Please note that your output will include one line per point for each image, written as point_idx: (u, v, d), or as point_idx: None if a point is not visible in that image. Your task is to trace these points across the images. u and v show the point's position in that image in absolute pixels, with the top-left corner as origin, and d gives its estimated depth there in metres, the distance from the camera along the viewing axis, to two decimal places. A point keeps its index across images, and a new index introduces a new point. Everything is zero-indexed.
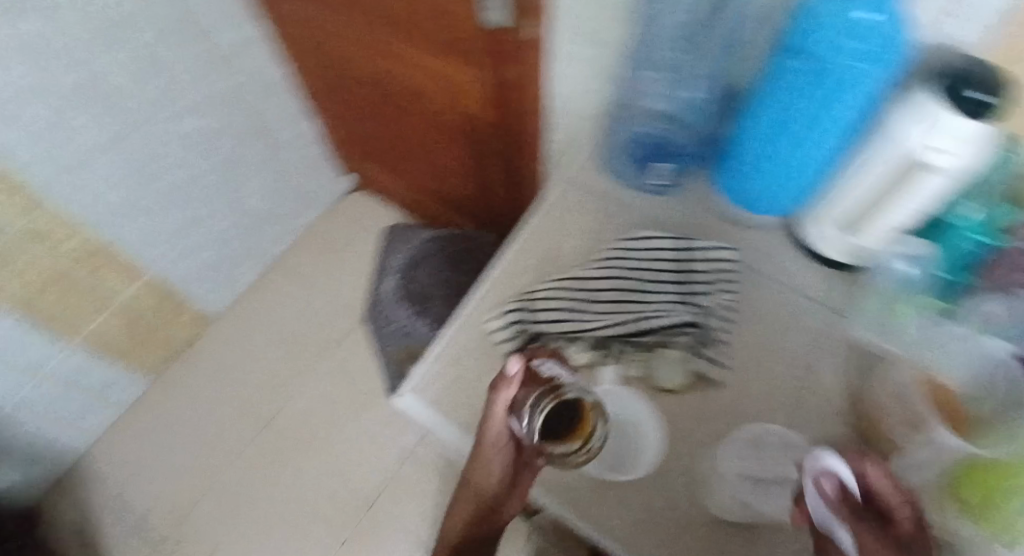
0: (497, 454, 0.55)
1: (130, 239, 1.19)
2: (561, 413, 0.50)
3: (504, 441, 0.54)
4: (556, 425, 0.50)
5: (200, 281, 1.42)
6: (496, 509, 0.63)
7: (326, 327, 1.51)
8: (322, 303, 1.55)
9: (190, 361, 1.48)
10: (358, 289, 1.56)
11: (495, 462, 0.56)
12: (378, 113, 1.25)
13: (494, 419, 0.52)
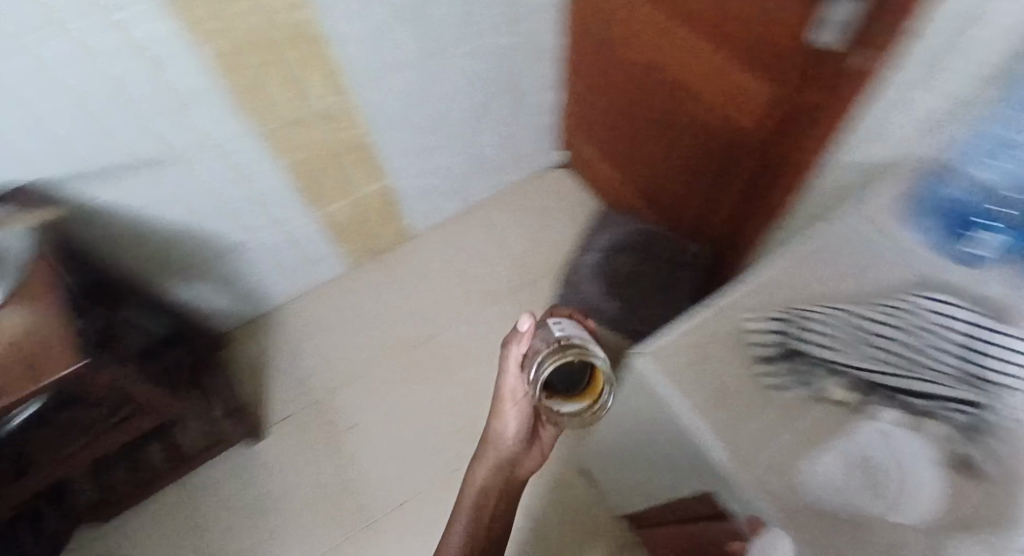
0: (515, 407, 0.86)
1: (389, 146, 1.38)
2: (567, 371, 0.69)
3: (517, 394, 0.84)
4: (564, 384, 0.68)
5: (416, 201, 1.59)
6: (514, 464, 0.91)
7: (495, 282, 1.64)
8: (499, 259, 1.67)
9: (378, 265, 1.67)
10: (534, 259, 1.67)
11: (514, 413, 0.87)
12: (633, 104, 1.30)
13: (510, 370, 0.80)
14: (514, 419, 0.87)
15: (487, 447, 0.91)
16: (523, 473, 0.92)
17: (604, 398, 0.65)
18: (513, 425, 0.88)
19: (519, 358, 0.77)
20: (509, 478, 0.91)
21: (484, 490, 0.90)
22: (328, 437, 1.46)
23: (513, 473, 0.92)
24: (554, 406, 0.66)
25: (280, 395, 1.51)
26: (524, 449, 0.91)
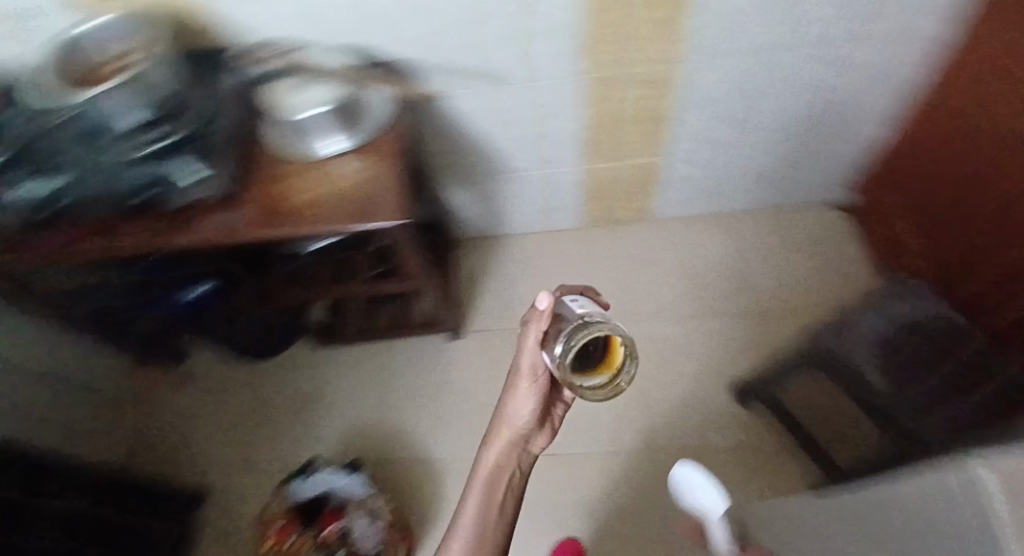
0: (532, 383, 0.84)
1: (685, 130, 1.35)
2: (586, 349, 0.67)
3: (538, 370, 0.83)
4: (585, 363, 0.66)
5: (680, 190, 1.58)
6: (529, 439, 0.92)
7: (718, 298, 1.60)
8: (733, 278, 1.62)
9: (614, 236, 1.71)
10: (767, 292, 1.59)
11: (527, 391, 0.85)
12: (988, 170, 1.10)
13: (528, 351, 0.79)
14: (526, 396, 0.86)
15: (501, 426, 0.90)
16: (535, 450, 0.94)
17: (627, 369, 0.63)
18: (524, 404, 0.86)
19: (539, 333, 0.74)
20: (524, 453, 0.93)
21: (498, 464, 0.91)
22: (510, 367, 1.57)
23: (525, 447, 0.93)
24: (577, 381, 0.63)
25: (482, 311, 1.65)
26: (539, 425, 0.91)
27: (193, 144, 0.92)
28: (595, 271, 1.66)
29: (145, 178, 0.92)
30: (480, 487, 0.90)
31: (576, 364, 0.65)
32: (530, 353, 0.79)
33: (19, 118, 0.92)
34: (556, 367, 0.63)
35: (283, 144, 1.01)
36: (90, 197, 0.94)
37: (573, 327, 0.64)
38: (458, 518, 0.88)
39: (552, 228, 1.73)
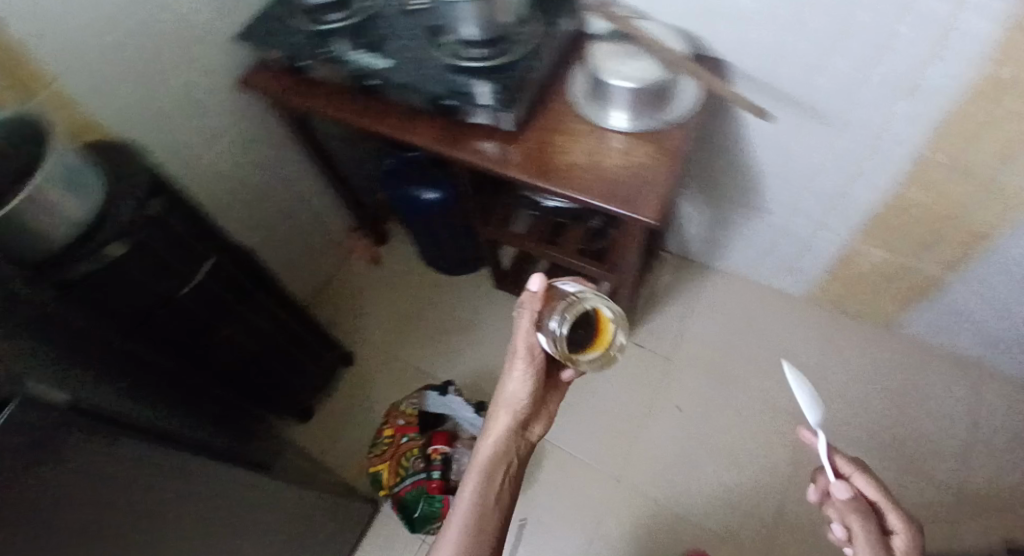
0: (528, 367, 0.88)
1: (1002, 257, 1.13)
2: (579, 318, 0.83)
3: (534, 351, 0.86)
4: (576, 338, 0.82)
5: (942, 308, 1.36)
6: (527, 423, 0.95)
7: (923, 442, 1.38)
8: (953, 433, 1.39)
9: (830, 320, 1.55)
10: (987, 465, 1.35)
11: (521, 373, 0.88)
12: None
13: (523, 335, 0.84)
14: (520, 377, 0.89)
15: (501, 409, 0.92)
16: (532, 435, 0.97)
17: (618, 340, 0.81)
18: (518, 386, 0.90)
19: (535, 319, 0.82)
20: (523, 439, 0.95)
21: (500, 452, 0.91)
22: (655, 392, 1.51)
23: (524, 432, 0.95)
24: (580, 358, 0.80)
25: (659, 327, 1.60)
26: (534, 410, 0.95)
27: (510, 71, 0.97)
28: (786, 340, 1.54)
29: (455, 87, 0.97)
30: (485, 469, 0.89)
31: (571, 343, 0.80)
32: (527, 337, 0.84)
33: (393, 7, 1.09)
34: (557, 348, 0.78)
35: (582, 108, 0.99)
36: (403, 84, 1.01)
37: (566, 304, 0.80)
38: (454, 506, 0.86)
39: (761, 280, 1.60)
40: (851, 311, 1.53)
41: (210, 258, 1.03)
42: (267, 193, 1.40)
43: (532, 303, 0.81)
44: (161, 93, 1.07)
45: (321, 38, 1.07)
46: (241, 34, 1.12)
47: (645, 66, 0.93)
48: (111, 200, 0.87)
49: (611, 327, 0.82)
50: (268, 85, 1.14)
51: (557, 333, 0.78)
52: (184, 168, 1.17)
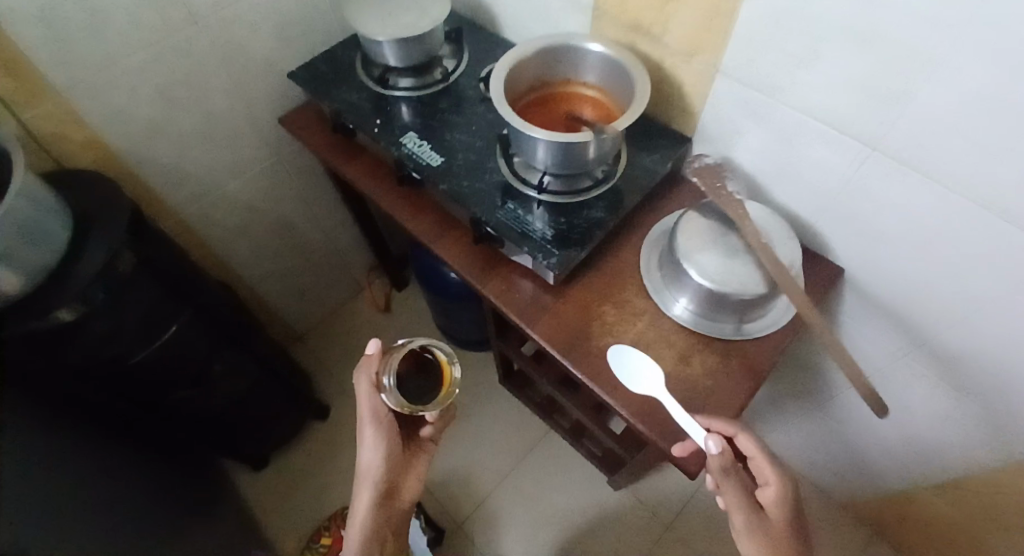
0: (380, 431, 0.88)
1: None
2: (418, 366, 0.85)
3: (382, 416, 0.88)
4: (415, 388, 0.85)
5: None
6: (392, 489, 0.94)
7: None
8: None
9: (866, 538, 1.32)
10: None
11: (374, 439, 0.89)
12: None
13: (364, 399, 0.86)
14: (375, 445, 0.89)
15: (362, 483, 0.91)
16: (402, 497, 0.96)
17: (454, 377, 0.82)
18: (373, 456, 0.90)
19: (371, 380, 0.85)
20: (390, 505, 0.93)
21: (372, 526, 0.90)
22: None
23: (392, 500, 0.94)
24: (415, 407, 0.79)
25: (668, 482, 1.40)
26: (399, 471, 0.94)
27: (574, 214, 0.82)
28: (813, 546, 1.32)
29: (506, 214, 0.82)
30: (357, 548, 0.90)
31: (405, 394, 0.84)
32: (373, 406, 0.86)
33: (472, 93, 0.96)
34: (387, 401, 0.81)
35: (644, 280, 0.83)
36: (448, 189, 0.85)
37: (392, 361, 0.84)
38: None
39: (798, 469, 1.38)
40: (893, 538, 1.30)
41: (171, 324, 0.95)
42: (288, 227, 1.28)
43: (368, 365, 0.85)
44: (192, 117, 0.96)
45: (382, 105, 0.95)
46: (298, 73, 1.00)
47: (736, 264, 0.73)
48: (101, 243, 0.78)
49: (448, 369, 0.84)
50: (311, 135, 1.01)
51: (390, 386, 0.81)
52: (200, 194, 1.06)
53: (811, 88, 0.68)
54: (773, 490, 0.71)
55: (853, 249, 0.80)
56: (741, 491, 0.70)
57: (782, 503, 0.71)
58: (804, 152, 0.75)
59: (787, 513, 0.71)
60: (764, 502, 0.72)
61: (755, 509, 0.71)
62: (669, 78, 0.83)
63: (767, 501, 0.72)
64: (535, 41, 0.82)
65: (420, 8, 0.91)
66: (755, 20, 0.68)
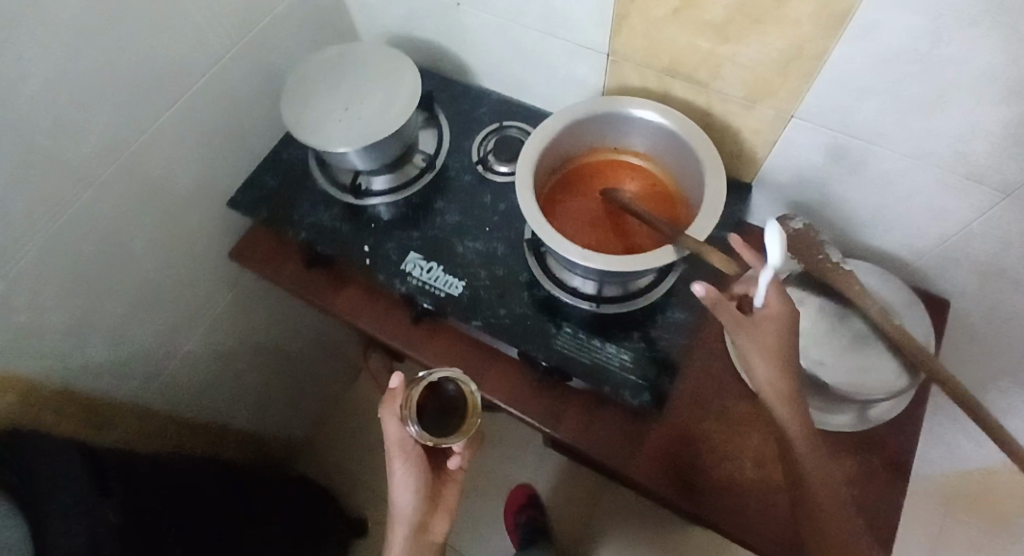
0: (408, 464, 0.66)
1: None
2: (442, 399, 0.65)
3: (407, 444, 0.65)
4: (439, 420, 0.63)
5: None
6: (427, 527, 0.70)
7: None
8: None
9: None
10: None
11: (405, 472, 0.67)
12: None
13: (390, 435, 0.64)
14: (407, 480, 0.67)
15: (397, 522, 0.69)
16: (439, 537, 0.71)
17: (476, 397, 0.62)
18: (406, 491, 0.68)
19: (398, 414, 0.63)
20: (425, 544, 0.70)
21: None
22: None
23: (429, 539, 0.70)
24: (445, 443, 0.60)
25: None
26: (431, 503, 0.70)
27: (647, 322, 0.67)
28: None
29: (568, 344, 0.66)
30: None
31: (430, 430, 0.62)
32: (400, 437, 0.64)
33: (467, 178, 0.76)
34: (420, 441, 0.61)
35: (741, 376, 0.68)
36: (484, 323, 0.67)
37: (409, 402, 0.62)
38: None
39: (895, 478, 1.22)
40: None
41: None
42: (268, 350, 1.07)
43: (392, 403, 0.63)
44: (120, 292, 0.73)
45: (362, 221, 0.74)
46: (239, 199, 0.77)
47: (866, 355, 0.60)
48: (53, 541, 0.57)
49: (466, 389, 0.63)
50: (273, 266, 0.79)
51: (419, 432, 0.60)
52: (151, 369, 0.84)
53: (930, 135, 0.54)
54: (772, 315, 0.50)
55: (960, 286, 0.68)
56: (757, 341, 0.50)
57: (783, 331, 0.50)
58: (909, 197, 0.61)
59: (783, 335, 0.50)
60: (756, 318, 0.50)
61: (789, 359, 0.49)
62: (720, 126, 0.66)
63: (760, 319, 0.50)
64: (556, 119, 0.63)
65: (378, 91, 0.70)
66: (858, 64, 0.51)
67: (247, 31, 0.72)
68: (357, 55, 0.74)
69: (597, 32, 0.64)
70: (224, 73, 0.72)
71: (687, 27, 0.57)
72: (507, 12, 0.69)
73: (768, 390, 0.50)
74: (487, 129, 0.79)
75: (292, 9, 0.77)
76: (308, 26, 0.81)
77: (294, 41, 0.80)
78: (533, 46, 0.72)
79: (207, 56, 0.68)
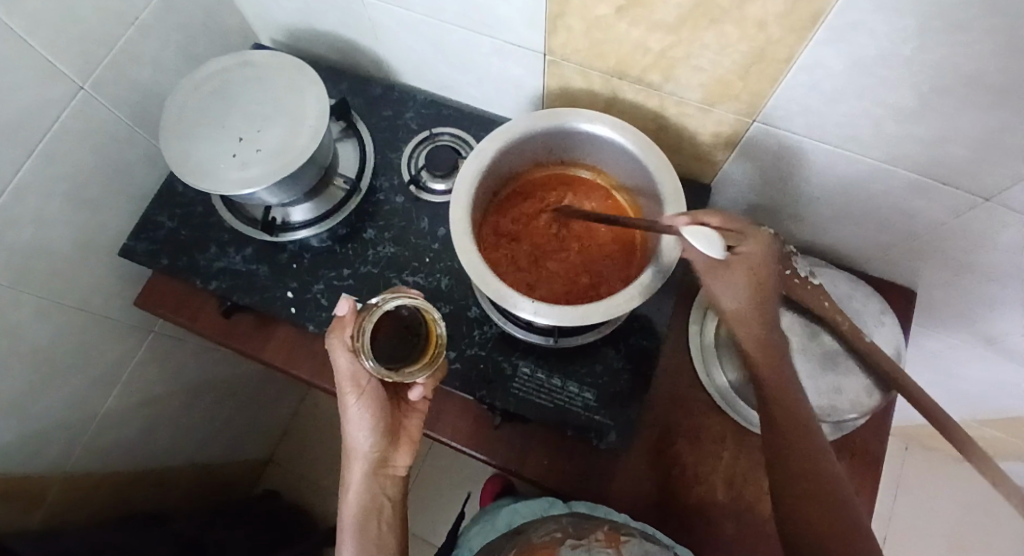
0: (364, 399, 0.55)
1: None
2: (399, 325, 0.54)
3: (363, 378, 0.54)
4: (399, 350, 0.53)
5: None
6: (388, 461, 0.60)
7: None
8: None
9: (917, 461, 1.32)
10: None
11: (361, 409, 0.56)
12: None
13: (342, 371, 0.53)
14: (364, 416, 0.56)
15: (354, 459, 0.59)
16: (402, 469, 0.61)
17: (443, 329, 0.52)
18: (362, 429, 0.57)
19: (349, 348, 0.52)
20: (387, 479, 0.61)
21: (365, 506, 0.60)
22: None
23: (390, 472, 0.61)
24: (407, 377, 0.50)
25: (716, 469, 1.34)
26: (394, 439, 0.60)
27: (609, 352, 0.61)
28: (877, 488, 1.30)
29: (525, 387, 0.60)
30: (354, 536, 0.59)
31: (389, 363, 0.52)
32: (352, 371, 0.53)
33: (398, 199, 0.67)
34: (376, 375, 0.50)
35: (711, 392, 0.65)
36: None
37: (363, 328, 0.51)
38: None
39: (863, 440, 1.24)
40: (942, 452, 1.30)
41: None
42: (206, 383, 0.99)
43: (341, 334, 0.52)
44: (15, 372, 0.63)
45: (282, 263, 0.65)
46: (133, 246, 0.67)
47: (835, 374, 0.58)
48: None
49: (434, 322, 0.52)
50: (183, 317, 0.69)
51: (376, 366, 0.50)
52: (74, 438, 0.76)
53: (908, 140, 0.48)
54: (748, 255, 0.44)
55: (928, 278, 0.65)
56: (725, 290, 0.44)
57: (759, 278, 0.43)
58: (875, 196, 0.56)
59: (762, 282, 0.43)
60: (729, 259, 0.44)
61: (763, 287, 0.43)
62: (675, 127, 0.59)
63: (732, 260, 0.44)
64: (489, 142, 0.54)
65: (282, 114, 0.60)
66: (833, 69, 0.44)
67: (103, 50, 0.59)
68: (252, 67, 0.63)
69: (529, 31, 0.54)
70: (84, 104, 0.60)
71: (632, 27, 0.48)
72: (421, 6, 0.58)
73: (741, 330, 0.44)
74: (418, 138, 0.70)
75: (159, 12, 0.64)
76: (183, 29, 0.68)
77: (168, 49, 0.67)
78: (457, 42, 0.61)
79: (55, 90, 0.56)
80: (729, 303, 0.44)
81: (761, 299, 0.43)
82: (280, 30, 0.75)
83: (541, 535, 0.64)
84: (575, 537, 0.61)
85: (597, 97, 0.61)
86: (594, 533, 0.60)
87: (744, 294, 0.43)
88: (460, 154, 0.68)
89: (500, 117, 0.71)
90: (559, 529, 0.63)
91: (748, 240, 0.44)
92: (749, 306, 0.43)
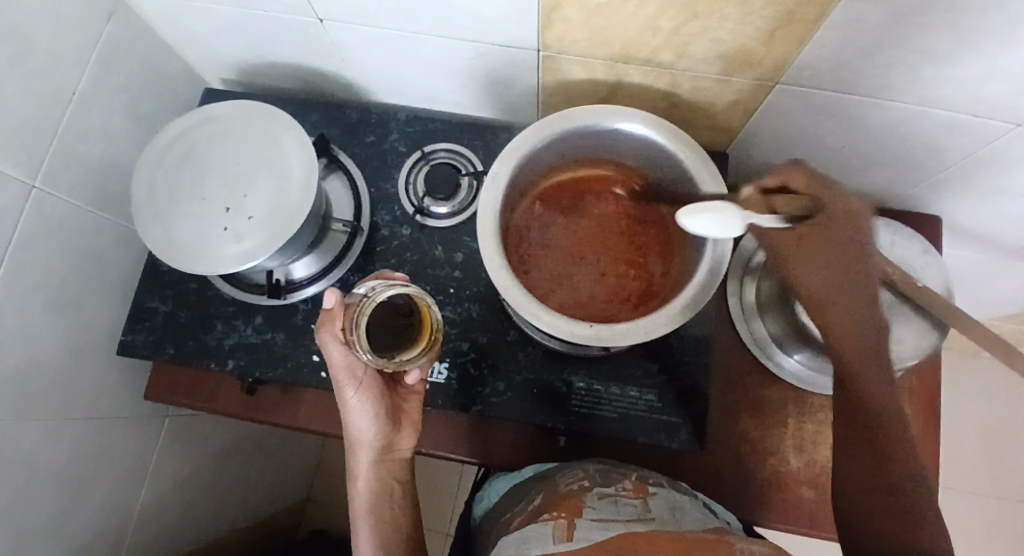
0: (361, 386, 0.52)
1: None
2: (391, 315, 0.52)
3: (359, 367, 0.52)
4: (393, 339, 0.50)
5: None
6: (394, 447, 0.56)
7: None
8: None
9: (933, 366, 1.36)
10: None
11: (360, 399, 0.53)
12: None
13: (334, 359, 0.51)
14: (364, 405, 0.53)
15: (357, 448, 0.55)
16: (409, 453, 0.57)
17: (437, 312, 0.51)
18: (364, 418, 0.53)
19: (342, 339, 0.50)
20: (394, 463, 0.57)
21: (376, 492, 0.56)
22: None
23: (397, 457, 0.57)
24: (401, 360, 0.49)
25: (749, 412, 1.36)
26: (395, 423, 0.55)
27: (657, 349, 0.59)
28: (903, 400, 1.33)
29: (583, 402, 0.58)
30: (368, 523, 0.55)
31: (385, 350, 0.50)
32: (347, 362, 0.51)
33: (404, 230, 0.63)
34: (367, 363, 0.48)
35: (764, 364, 0.63)
36: (485, 406, 0.59)
37: (350, 316, 0.49)
38: None
39: None
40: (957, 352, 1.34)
41: None
42: (230, 447, 0.95)
43: (330, 326, 0.50)
44: (42, 502, 0.59)
45: (298, 325, 0.61)
46: (132, 340, 0.61)
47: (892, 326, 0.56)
48: None
49: (427, 307, 0.51)
50: (202, 402, 0.65)
51: (368, 356, 0.48)
52: (116, 545, 0.71)
53: (945, 81, 0.45)
54: (826, 218, 0.42)
55: (958, 205, 0.64)
56: (825, 263, 0.42)
57: (842, 240, 0.42)
58: (905, 138, 0.54)
59: (841, 246, 0.42)
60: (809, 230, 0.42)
61: (852, 252, 0.42)
62: (688, 101, 0.56)
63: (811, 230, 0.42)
64: (502, 163, 0.49)
65: (263, 169, 0.54)
66: (869, 23, 0.40)
67: (44, 138, 0.52)
68: (216, 123, 0.56)
69: (520, 31, 0.49)
70: (43, 204, 0.53)
71: (641, 9, 0.43)
72: (393, 21, 0.52)
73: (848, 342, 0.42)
74: (411, 160, 0.64)
75: (96, 81, 0.56)
76: (123, 89, 0.60)
77: (113, 114, 0.60)
78: (437, 52, 0.56)
79: (8, 197, 0.49)
80: (821, 283, 0.43)
81: (856, 294, 0.42)
82: (228, 67, 0.68)
83: (565, 482, 0.52)
84: (602, 486, 0.50)
85: (599, 85, 0.56)
86: (622, 483, 0.51)
87: (842, 263, 0.42)
88: (460, 170, 0.63)
89: (490, 120, 0.66)
90: (586, 477, 0.52)
91: (821, 207, 0.42)
92: (835, 281, 0.42)
